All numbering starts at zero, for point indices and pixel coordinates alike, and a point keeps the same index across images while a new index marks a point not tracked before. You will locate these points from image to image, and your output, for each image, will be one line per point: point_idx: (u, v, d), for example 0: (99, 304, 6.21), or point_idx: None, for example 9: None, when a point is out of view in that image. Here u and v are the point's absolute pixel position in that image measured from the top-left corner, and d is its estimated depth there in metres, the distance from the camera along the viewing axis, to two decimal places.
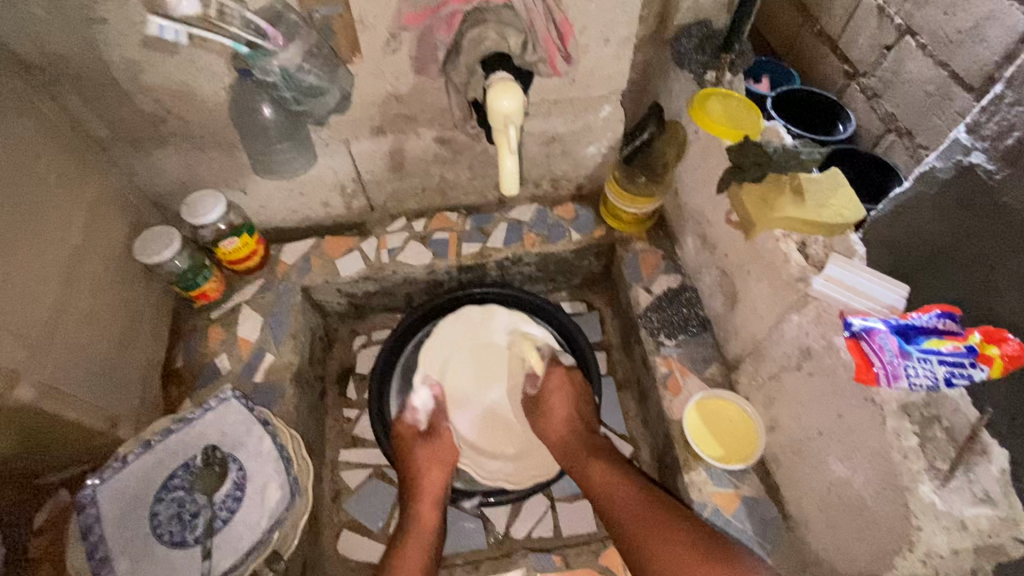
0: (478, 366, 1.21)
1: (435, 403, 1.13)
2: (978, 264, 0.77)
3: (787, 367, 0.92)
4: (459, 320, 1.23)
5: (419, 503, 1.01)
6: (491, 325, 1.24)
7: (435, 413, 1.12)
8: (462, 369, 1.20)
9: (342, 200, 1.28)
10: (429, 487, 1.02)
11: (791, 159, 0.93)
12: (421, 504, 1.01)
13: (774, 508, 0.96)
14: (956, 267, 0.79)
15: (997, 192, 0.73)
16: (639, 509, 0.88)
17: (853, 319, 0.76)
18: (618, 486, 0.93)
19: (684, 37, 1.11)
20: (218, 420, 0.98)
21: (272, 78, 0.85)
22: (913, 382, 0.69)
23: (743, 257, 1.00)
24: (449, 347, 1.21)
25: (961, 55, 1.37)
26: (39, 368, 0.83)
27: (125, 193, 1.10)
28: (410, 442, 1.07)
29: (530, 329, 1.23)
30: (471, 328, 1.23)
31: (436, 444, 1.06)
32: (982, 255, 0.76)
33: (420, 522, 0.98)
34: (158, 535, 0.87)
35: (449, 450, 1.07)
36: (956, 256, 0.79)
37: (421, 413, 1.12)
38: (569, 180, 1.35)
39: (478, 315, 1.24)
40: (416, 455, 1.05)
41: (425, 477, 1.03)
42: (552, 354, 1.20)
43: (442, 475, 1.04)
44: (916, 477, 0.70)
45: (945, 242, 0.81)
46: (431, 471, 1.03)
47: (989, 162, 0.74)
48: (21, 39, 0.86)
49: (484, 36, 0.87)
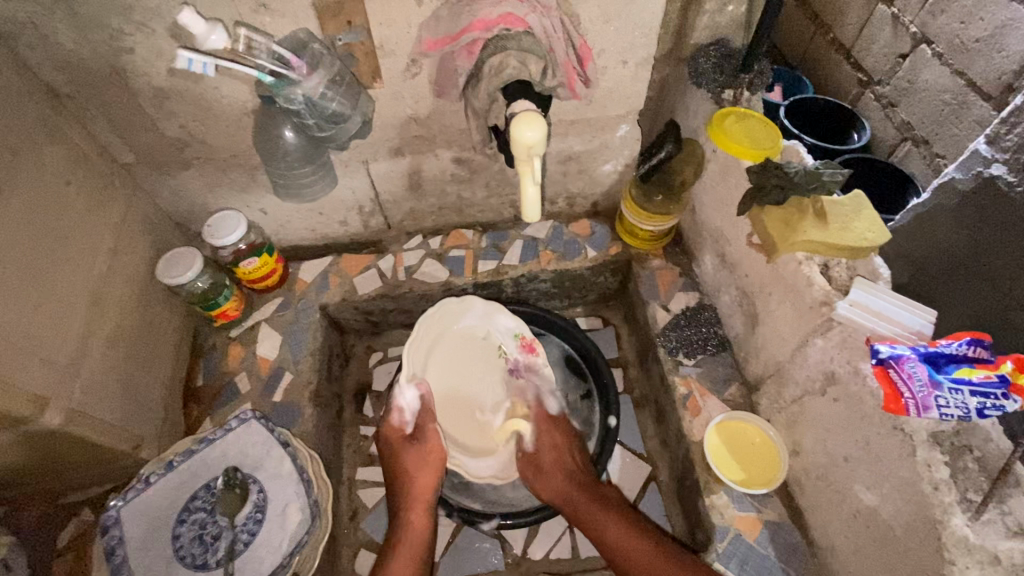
0: (458, 362, 1.16)
1: (422, 403, 1.08)
2: (996, 276, 0.77)
3: (811, 392, 0.91)
4: (435, 317, 1.15)
5: (412, 509, 0.99)
6: (462, 319, 1.18)
7: (422, 414, 1.07)
8: (445, 365, 1.15)
9: (360, 218, 1.29)
10: (421, 490, 1.01)
11: (814, 181, 0.91)
12: (412, 510, 0.99)
13: (798, 535, 0.95)
14: (975, 279, 0.80)
15: (1018, 204, 0.74)
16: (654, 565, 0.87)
17: (881, 346, 0.74)
18: (631, 541, 0.90)
19: (702, 56, 1.11)
20: (239, 441, 0.99)
21: (296, 106, 0.86)
22: (944, 412, 0.68)
23: (764, 279, 0.99)
24: (430, 341, 1.14)
25: (979, 64, 1.35)
26: (66, 393, 0.84)
27: (149, 215, 1.11)
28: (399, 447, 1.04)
29: (503, 317, 1.17)
30: (446, 315, 1.17)
31: (424, 446, 1.03)
32: (1003, 267, 0.76)
33: (410, 528, 0.98)
34: (181, 557, 0.88)
35: (438, 451, 1.04)
36: (975, 268, 0.80)
37: (409, 414, 1.07)
38: (585, 198, 1.36)
39: (455, 305, 1.17)
40: (404, 455, 1.03)
41: (417, 478, 1.01)
42: (527, 343, 1.15)
43: (432, 474, 1.02)
44: (948, 509, 0.68)
45: (964, 253, 0.81)
46: (421, 475, 1.02)
47: (1010, 173, 0.75)
48: (53, 69, 0.88)
49: (505, 65, 0.84)
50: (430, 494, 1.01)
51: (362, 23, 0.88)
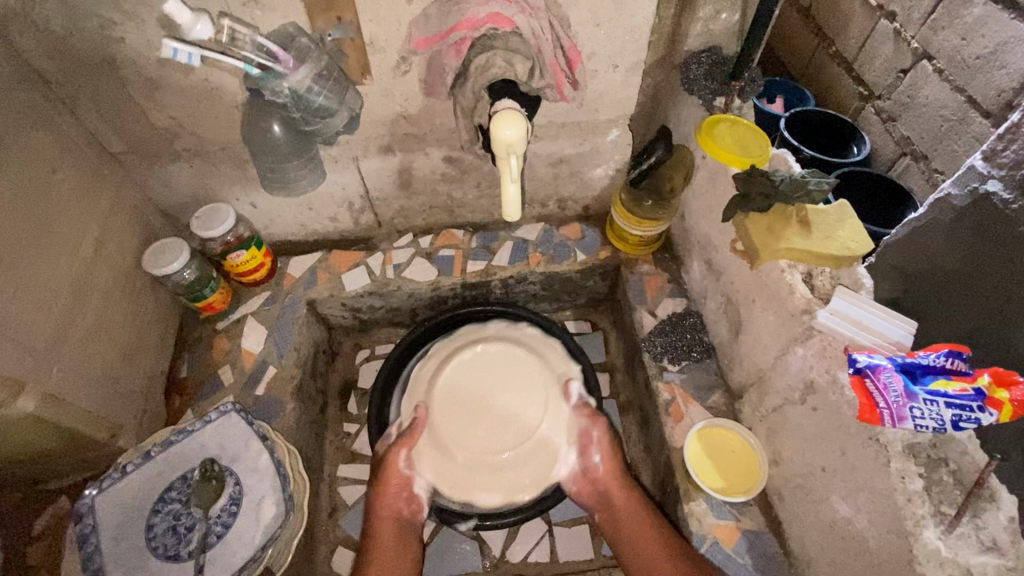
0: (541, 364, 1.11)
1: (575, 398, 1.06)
2: (992, 293, 0.73)
3: (790, 401, 0.90)
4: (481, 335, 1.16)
5: (378, 522, 0.97)
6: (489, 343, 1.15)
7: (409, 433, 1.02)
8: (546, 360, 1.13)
9: (350, 215, 1.29)
10: (389, 507, 0.98)
11: (799, 190, 0.89)
12: (380, 522, 0.97)
13: (775, 545, 0.94)
14: (969, 298, 0.76)
15: (1015, 221, 0.69)
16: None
17: (858, 356, 0.74)
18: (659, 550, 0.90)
19: (695, 62, 1.09)
20: (217, 433, 0.99)
21: (282, 99, 0.84)
22: (919, 423, 0.68)
23: (749, 286, 0.99)
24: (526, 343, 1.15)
25: (978, 81, 1.35)
26: (43, 378, 0.84)
27: (137, 205, 1.12)
28: (376, 467, 1.02)
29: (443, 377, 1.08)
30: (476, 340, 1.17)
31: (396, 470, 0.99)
32: (997, 285, 0.72)
33: (377, 540, 0.95)
34: (154, 548, 0.87)
35: (399, 475, 0.99)
36: (970, 287, 0.76)
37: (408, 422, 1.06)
38: (576, 201, 1.36)
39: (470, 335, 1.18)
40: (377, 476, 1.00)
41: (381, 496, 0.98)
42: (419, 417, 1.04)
43: (393, 500, 0.98)
44: (920, 522, 0.67)
45: (958, 270, 0.77)
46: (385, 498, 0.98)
47: (1006, 190, 0.71)
48: (41, 56, 0.88)
49: (491, 63, 0.85)
50: (399, 513, 0.98)
51: (352, 19, 0.88)
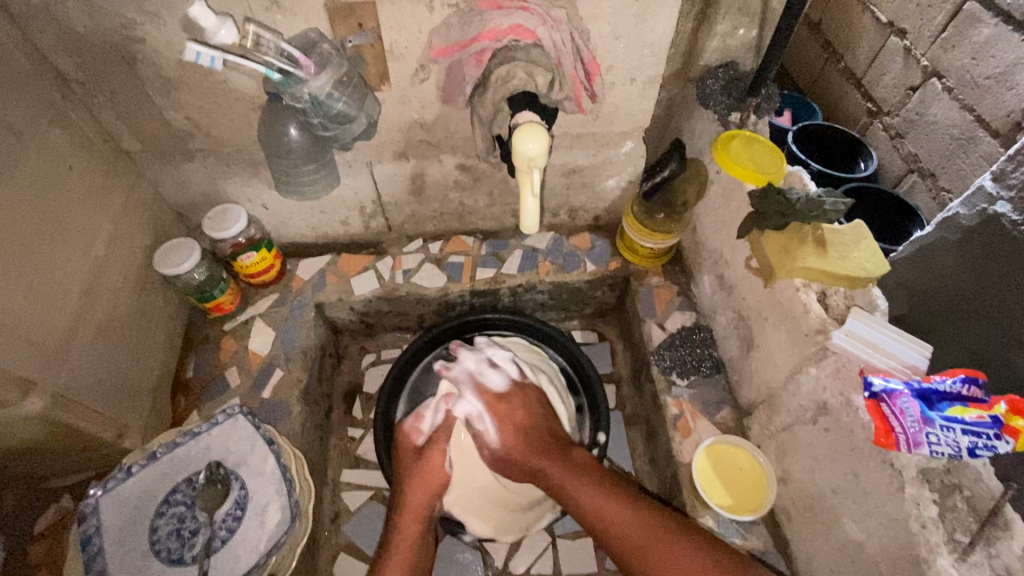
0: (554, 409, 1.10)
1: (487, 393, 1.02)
2: (998, 311, 0.79)
3: (801, 421, 0.90)
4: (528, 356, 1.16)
5: (402, 519, 0.93)
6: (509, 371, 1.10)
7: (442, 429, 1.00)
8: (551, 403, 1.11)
9: (361, 219, 1.29)
10: (416, 504, 0.96)
11: (815, 209, 0.90)
12: (406, 520, 0.93)
13: (782, 565, 0.93)
14: (974, 316, 0.82)
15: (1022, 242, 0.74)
16: (650, 532, 0.81)
17: (874, 379, 0.73)
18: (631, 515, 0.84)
19: (711, 77, 1.10)
20: (223, 436, 0.98)
21: (302, 104, 0.86)
22: (934, 450, 0.67)
23: (762, 304, 0.99)
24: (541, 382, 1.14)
25: (988, 101, 1.35)
26: (53, 378, 0.83)
27: (149, 204, 1.12)
28: (408, 461, 1.00)
29: None
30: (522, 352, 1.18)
31: (429, 464, 0.98)
32: (1002, 302, 0.78)
33: (403, 536, 0.92)
34: (157, 551, 0.87)
35: (441, 471, 0.98)
36: (975, 304, 0.81)
37: (427, 424, 1.02)
38: (587, 211, 1.36)
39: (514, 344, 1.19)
40: (409, 468, 0.98)
41: (410, 493, 0.96)
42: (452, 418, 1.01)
43: (427, 497, 0.97)
44: (934, 549, 0.67)
45: (964, 289, 0.82)
46: (416, 493, 0.96)
47: (1014, 212, 0.75)
48: (63, 55, 0.89)
49: (512, 74, 0.86)
50: (425, 510, 0.96)
51: (373, 26, 0.88)
